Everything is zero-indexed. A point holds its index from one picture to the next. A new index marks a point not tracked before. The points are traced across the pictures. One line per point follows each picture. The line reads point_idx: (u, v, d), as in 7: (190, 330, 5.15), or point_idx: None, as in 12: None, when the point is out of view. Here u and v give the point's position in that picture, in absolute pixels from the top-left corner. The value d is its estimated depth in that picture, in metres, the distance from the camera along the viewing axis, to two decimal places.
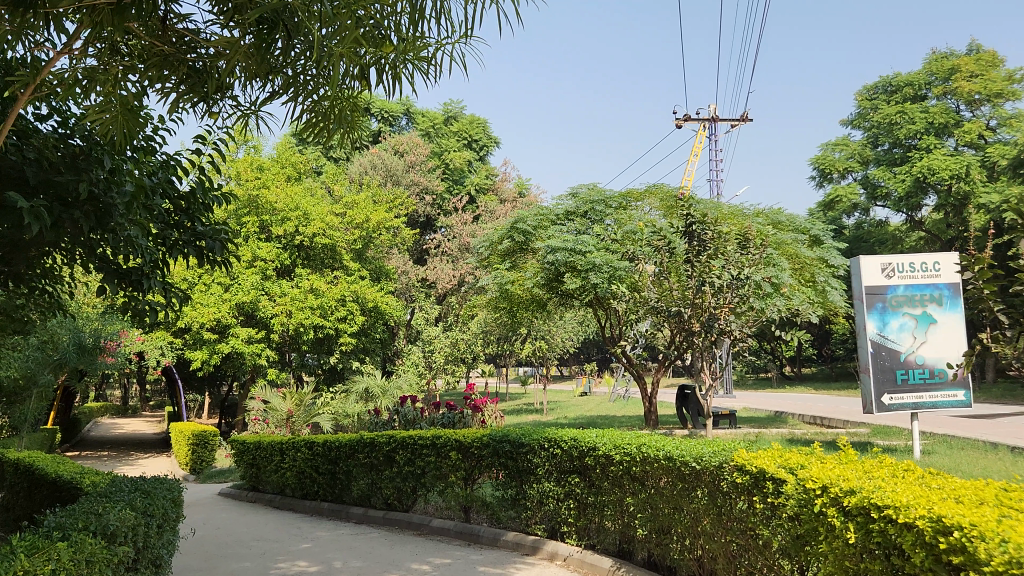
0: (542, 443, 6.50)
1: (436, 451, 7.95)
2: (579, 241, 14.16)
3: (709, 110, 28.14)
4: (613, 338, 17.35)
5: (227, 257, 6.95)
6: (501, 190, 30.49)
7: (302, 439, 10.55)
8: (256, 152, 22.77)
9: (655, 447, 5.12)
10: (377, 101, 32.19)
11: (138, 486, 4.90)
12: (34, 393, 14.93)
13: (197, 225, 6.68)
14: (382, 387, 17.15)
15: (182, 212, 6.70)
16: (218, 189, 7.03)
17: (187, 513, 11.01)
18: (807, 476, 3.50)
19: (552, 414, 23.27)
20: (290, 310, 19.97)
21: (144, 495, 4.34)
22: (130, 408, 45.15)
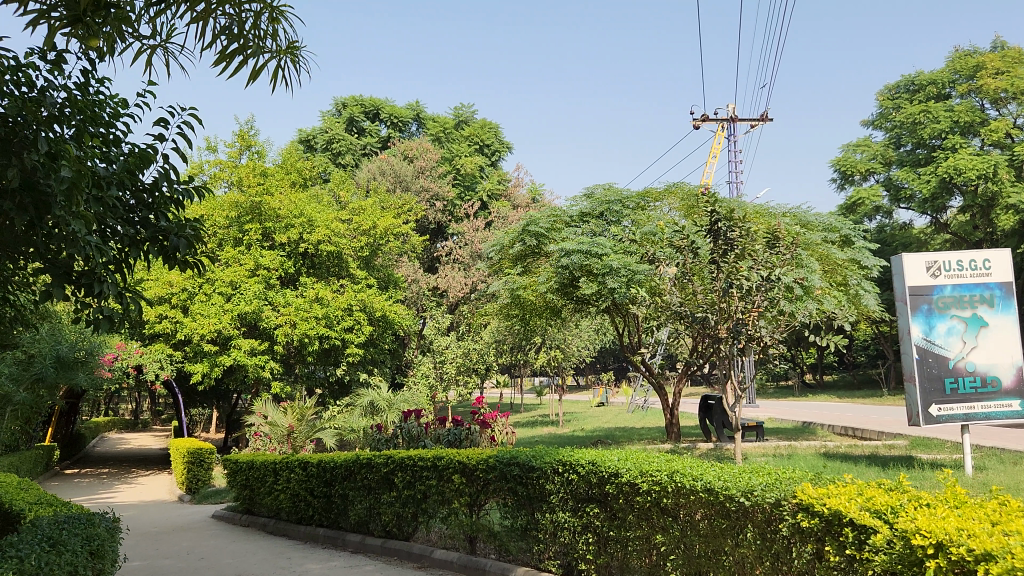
0: (556, 466, 5.65)
1: (438, 474, 7.12)
2: (594, 243, 13.27)
3: (727, 110, 27.25)
4: (632, 346, 16.49)
5: (199, 257, 6.14)
6: (513, 196, 29.70)
7: (296, 458, 9.76)
8: (260, 157, 22.16)
9: (692, 477, 4.27)
10: (387, 107, 31.55)
11: (52, 533, 4.11)
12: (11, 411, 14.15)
13: (162, 220, 5.89)
14: (388, 400, 16.36)
15: (145, 207, 5.89)
16: (188, 181, 6.24)
17: (173, 539, 10.20)
18: (913, 529, 2.71)
19: (567, 427, 22.40)
20: (294, 320, 19.16)
21: (48, 552, 3.68)
22: (141, 424, 44.91)
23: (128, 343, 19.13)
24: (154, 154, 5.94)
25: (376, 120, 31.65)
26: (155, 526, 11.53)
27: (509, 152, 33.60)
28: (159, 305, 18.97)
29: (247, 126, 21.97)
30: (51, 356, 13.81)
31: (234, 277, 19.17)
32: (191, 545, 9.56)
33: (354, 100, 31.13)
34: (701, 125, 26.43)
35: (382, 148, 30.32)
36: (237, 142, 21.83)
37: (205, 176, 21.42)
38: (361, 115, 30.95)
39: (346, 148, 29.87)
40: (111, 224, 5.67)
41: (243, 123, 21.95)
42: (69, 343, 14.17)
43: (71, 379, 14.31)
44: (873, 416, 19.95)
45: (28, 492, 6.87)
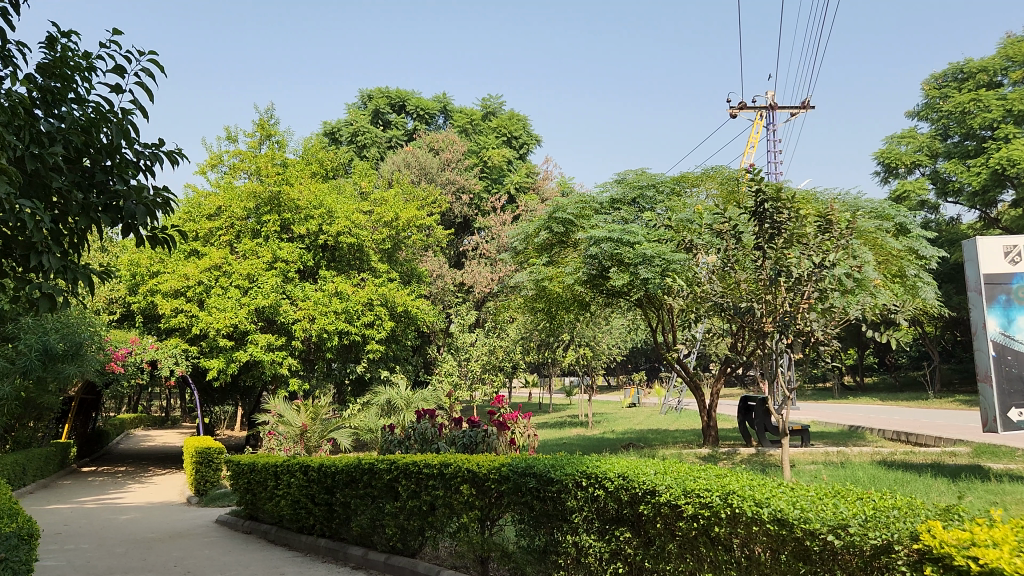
0: (579, 477, 4.68)
1: (443, 484, 6.19)
2: (626, 230, 12.29)
3: (766, 97, 26.02)
4: (666, 343, 15.44)
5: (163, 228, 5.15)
6: (543, 189, 28.66)
7: (297, 462, 8.91)
8: (281, 147, 21.45)
9: (754, 504, 3.34)
10: (413, 99, 30.75)
11: None
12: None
13: (116, 182, 4.93)
14: (406, 398, 15.51)
15: (97, 169, 4.96)
16: (148, 145, 5.33)
17: (165, 546, 9.37)
18: None
19: (598, 427, 21.33)
20: (313, 315, 18.32)
21: None
22: (170, 421, 44.93)
23: (143, 338, 18.44)
24: (104, 111, 5.07)
25: (402, 112, 30.82)
26: (152, 530, 10.72)
27: (537, 145, 32.62)
28: (174, 298, 18.25)
29: (268, 115, 21.29)
30: (37, 349, 12.67)
31: (251, 269, 18.41)
32: (182, 554, 8.72)
33: (379, 92, 30.39)
34: (738, 114, 25.19)
35: (408, 141, 29.55)
36: (257, 132, 21.13)
37: (224, 167, 20.76)
38: (387, 106, 30.18)
39: (371, 140, 29.26)
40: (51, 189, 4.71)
41: (263, 113, 21.25)
42: (57, 334, 13.05)
43: (59, 374, 13.34)
44: (925, 420, 18.62)
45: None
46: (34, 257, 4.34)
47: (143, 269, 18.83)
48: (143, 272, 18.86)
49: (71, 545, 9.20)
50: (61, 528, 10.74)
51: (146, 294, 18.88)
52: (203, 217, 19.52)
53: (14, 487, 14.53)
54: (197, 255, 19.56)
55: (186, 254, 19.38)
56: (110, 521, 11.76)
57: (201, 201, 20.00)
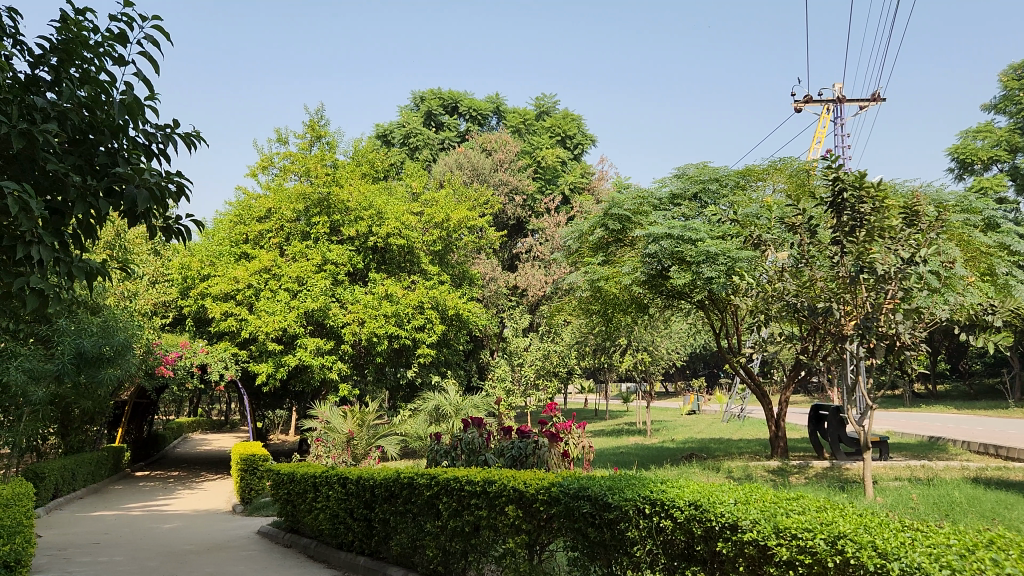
0: (640, 503, 3.93)
1: (487, 503, 5.52)
2: (687, 226, 11.48)
3: (833, 91, 24.82)
4: (730, 348, 14.54)
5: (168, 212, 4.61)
6: (598, 189, 27.88)
7: (335, 473, 8.39)
8: (331, 148, 21.15)
9: (889, 556, 2.69)
10: (465, 100, 30.29)
11: None
12: (24, 409, 11.27)
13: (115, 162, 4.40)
14: (456, 405, 14.98)
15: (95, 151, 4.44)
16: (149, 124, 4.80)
17: (200, 559, 8.92)
18: None
19: (657, 436, 20.43)
20: (362, 318, 17.86)
21: None
22: (229, 425, 45.51)
23: (193, 342, 18.23)
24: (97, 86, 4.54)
25: (454, 113, 30.37)
26: (192, 542, 10.30)
27: (592, 145, 31.80)
28: (224, 301, 18.05)
29: (318, 116, 21.04)
30: (72, 355, 10.87)
31: (301, 272, 18.04)
32: (215, 570, 8.25)
33: (432, 93, 30.00)
34: (803, 108, 24.05)
35: (460, 143, 29.13)
36: (307, 133, 20.88)
37: (275, 169, 20.55)
38: (440, 108, 29.79)
39: (424, 142, 28.98)
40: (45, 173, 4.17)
41: (313, 114, 20.99)
42: (91, 336, 11.25)
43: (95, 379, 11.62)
44: (1011, 432, 17.34)
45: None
46: (21, 248, 3.75)
47: (194, 272, 18.74)
48: (194, 276, 18.78)
49: (105, 558, 8.83)
50: (100, 538, 10.40)
51: (197, 298, 18.76)
52: (253, 220, 19.31)
53: (63, 492, 14.39)
54: (247, 258, 19.32)
55: (237, 257, 19.18)
56: (151, 530, 11.41)
57: (252, 203, 19.80)
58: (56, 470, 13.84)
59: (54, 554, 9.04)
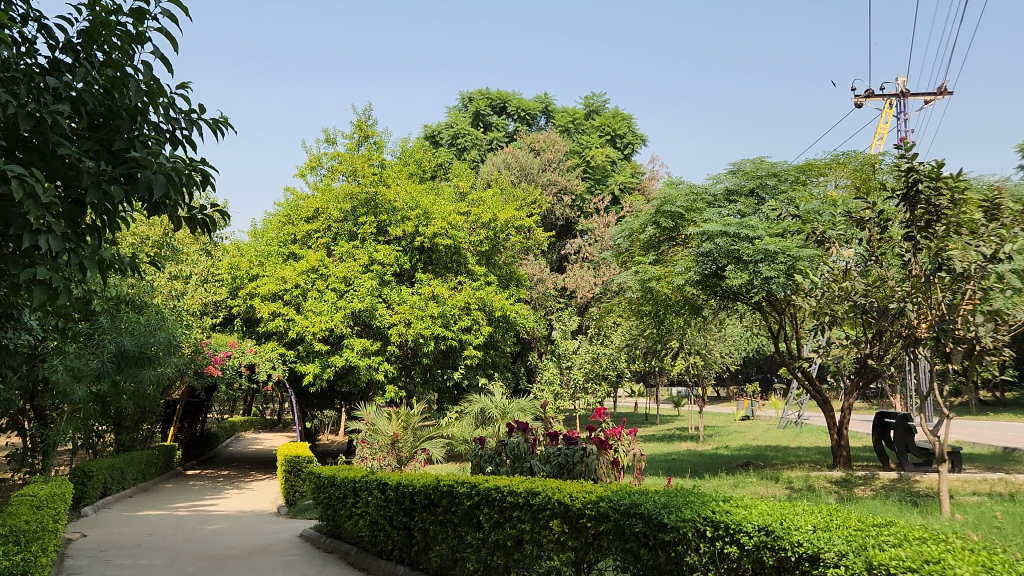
0: (702, 524, 3.49)
1: (531, 517, 5.12)
2: (744, 223, 10.91)
3: (897, 85, 23.80)
4: (789, 352, 13.86)
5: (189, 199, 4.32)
6: (648, 189, 27.25)
7: (375, 478, 8.08)
8: (378, 148, 21.00)
9: None
10: (514, 99, 29.93)
11: None
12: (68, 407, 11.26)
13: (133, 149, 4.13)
14: (502, 407, 14.61)
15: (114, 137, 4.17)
16: (170, 107, 4.53)
17: (239, 563, 8.69)
18: None
19: (710, 443, 19.75)
20: (409, 319, 17.59)
21: None
22: (279, 425, 45.89)
23: (242, 342, 18.18)
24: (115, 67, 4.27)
25: (503, 114, 30.06)
26: (233, 545, 10.10)
27: (642, 145, 31.15)
28: (271, 302, 18.00)
29: (365, 116, 20.90)
30: (111, 352, 10.77)
31: (347, 272, 17.86)
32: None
33: (480, 93, 29.73)
34: (864, 103, 23.12)
35: (509, 143, 28.80)
36: (355, 133, 20.75)
37: (322, 169, 20.46)
38: (488, 108, 29.50)
39: (472, 142, 28.71)
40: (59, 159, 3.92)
41: (361, 113, 20.87)
42: (131, 335, 11.16)
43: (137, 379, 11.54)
44: None
45: (6, 519, 5.30)
46: (26, 236, 3.49)
47: (243, 272, 18.76)
48: (242, 276, 18.78)
49: (144, 560, 8.67)
50: (142, 539, 10.29)
51: (246, 298, 18.77)
52: (301, 220, 19.24)
53: (112, 491, 14.43)
54: (295, 258, 19.25)
55: (285, 257, 19.13)
56: (194, 532, 11.28)
57: (300, 204, 19.74)
58: (104, 468, 13.87)
59: (95, 554, 8.92)
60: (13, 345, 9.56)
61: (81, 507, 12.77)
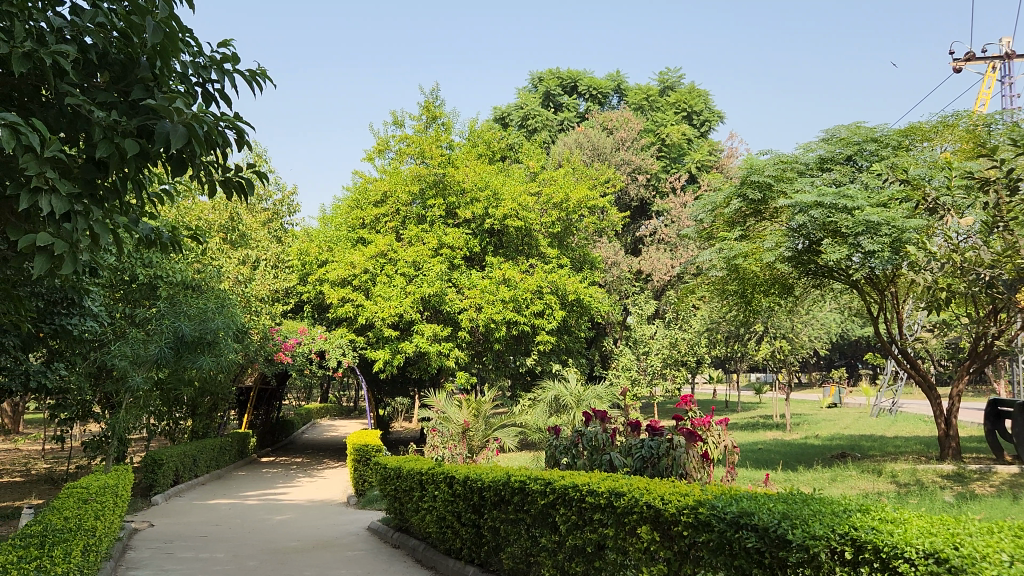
0: (839, 543, 2.78)
1: (614, 521, 4.45)
2: (841, 193, 9.87)
3: (1001, 45, 21.91)
4: (889, 334, 12.72)
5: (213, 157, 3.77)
6: (727, 167, 26.04)
7: (442, 472, 7.54)
8: (446, 130, 20.48)
9: None
10: (585, 78, 29.02)
11: None
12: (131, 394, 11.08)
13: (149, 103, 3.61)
14: (577, 395, 13.94)
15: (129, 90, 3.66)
16: (191, 54, 3.99)
17: (302, 558, 8.30)
18: None
19: (799, 432, 18.60)
20: (479, 303, 17.05)
21: None
22: (356, 412, 46.34)
23: (312, 328, 17.96)
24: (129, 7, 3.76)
25: (574, 93, 29.23)
26: (298, 537, 9.72)
27: (720, 121, 29.84)
28: (341, 287, 17.77)
29: (433, 97, 20.41)
30: (170, 336, 10.57)
31: (417, 256, 17.33)
32: (318, 570, 7.59)
33: (551, 73, 28.95)
34: (963, 67, 21.34)
35: (580, 122, 27.97)
36: (423, 115, 20.28)
37: (390, 152, 20.06)
38: (558, 88, 28.72)
39: (542, 123, 28.00)
40: (62, 112, 3.41)
41: (429, 94, 20.38)
42: (190, 319, 10.94)
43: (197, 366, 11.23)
44: None
45: (42, 515, 4.94)
46: (24, 196, 3.02)
47: (313, 258, 18.58)
48: (313, 261, 18.60)
49: (206, 553, 8.36)
50: (209, 530, 10.04)
51: (316, 284, 18.59)
52: (370, 203, 18.88)
53: (184, 478, 14.41)
54: (364, 243, 18.93)
55: (354, 242, 18.84)
56: (262, 522, 10.99)
57: (369, 187, 19.38)
58: (176, 455, 13.83)
59: (158, 547, 8.65)
60: (77, 332, 9.45)
61: (153, 495, 12.71)
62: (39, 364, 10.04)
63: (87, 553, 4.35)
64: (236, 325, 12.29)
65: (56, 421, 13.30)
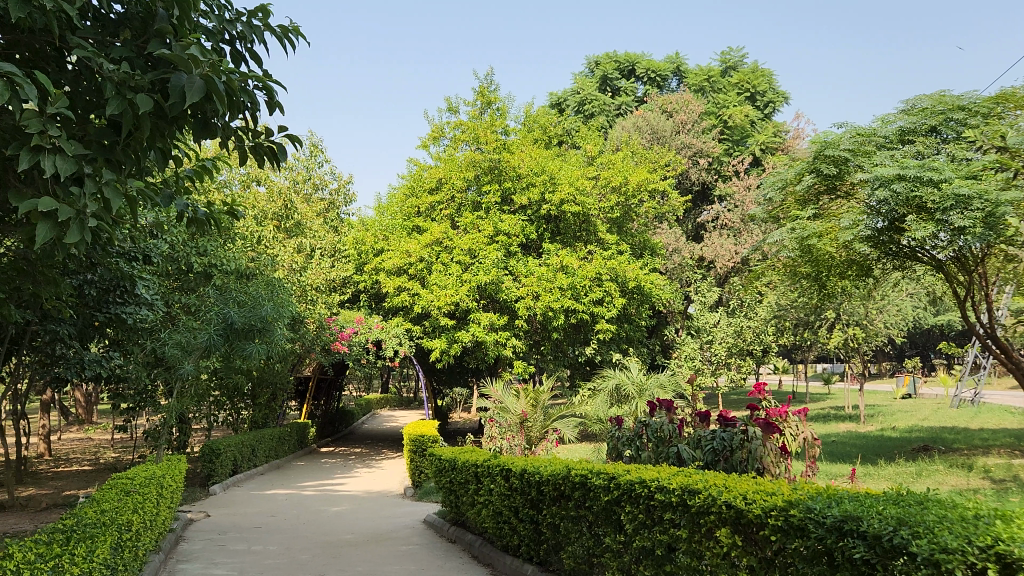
0: (979, 560, 2.28)
1: (688, 522, 3.98)
2: (926, 165, 9.12)
3: None
4: (978, 320, 11.79)
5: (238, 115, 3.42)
6: (794, 148, 24.99)
7: (499, 464, 7.14)
8: (501, 115, 20.05)
9: None
10: (643, 61, 28.23)
11: None
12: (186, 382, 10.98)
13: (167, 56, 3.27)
14: (639, 384, 13.37)
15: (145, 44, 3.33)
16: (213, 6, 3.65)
17: (355, 551, 8.01)
18: None
19: (874, 424, 17.63)
20: (536, 291, 16.60)
21: None
22: (416, 402, 46.48)
23: (369, 318, 17.79)
24: None
25: (631, 77, 28.47)
26: (353, 530, 9.46)
27: (784, 102, 28.68)
28: (397, 275, 17.53)
29: (487, 82, 19.99)
30: (219, 324, 10.41)
31: (473, 244, 16.95)
32: (370, 564, 7.29)
33: (607, 57, 28.25)
34: None
35: (639, 106, 27.23)
36: (477, 100, 19.89)
37: (445, 139, 19.74)
38: (615, 72, 28.02)
39: (600, 108, 27.36)
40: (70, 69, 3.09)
41: (483, 79, 19.98)
42: (241, 307, 10.75)
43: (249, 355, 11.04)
44: None
45: (80, 508, 4.68)
46: (24, 155, 2.70)
47: (369, 248, 18.41)
48: (368, 250, 18.43)
49: (258, 545, 8.15)
50: (264, 521, 9.86)
51: (372, 274, 18.42)
52: (425, 191, 18.60)
53: (243, 468, 14.36)
54: (420, 231, 18.66)
55: (409, 231, 18.58)
56: (319, 513, 10.78)
57: (424, 175, 19.11)
58: (234, 445, 13.78)
59: (212, 539, 8.48)
60: (131, 320, 9.36)
61: (212, 484, 12.66)
62: (96, 352, 10.03)
63: (117, 548, 4.04)
64: (289, 313, 12.11)
65: (117, 410, 13.38)
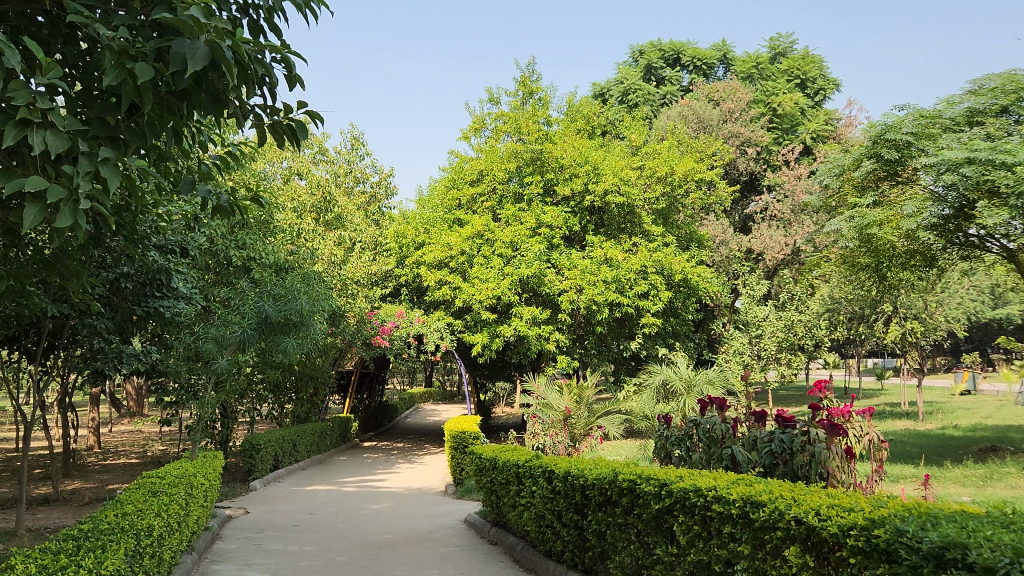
0: None
1: (750, 536, 3.58)
2: (999, 147, 8.50)
3: None
4: None
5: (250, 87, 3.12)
6: (846, 136, 24.10)
7: (541, 466, 6.79)
8: (543, 104, 19.63)
9: None
10: (689, 49, 27.52)
11: None
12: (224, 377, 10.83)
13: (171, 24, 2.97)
14: (687, 380, 12.89)
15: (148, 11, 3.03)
16: None
17: (392, 553, 7.74)
18: None
19: (934, 422, 16.83)
20: (580, 285, 16.18)
21: None
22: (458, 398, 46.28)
23: (410, 312, 17.56)
24: None
25: (677, 66, 27.78)
26: (392, 530, 9.19)
27: (836, 89, 27.71)
28: (438, 269, 17.26)
29: (530, 71, 19.59)
30: (254, 319, 10.20)
31: (514, 236, 16.62)
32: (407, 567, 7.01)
33: (652, 46, 27.59)
34: None
35: (684, 96, 26.55)
36: (519, 90, 19.52)
37: (487, 130, 19.40)
38: (660, 61, 27.35)
39: (644, 98, 26.74)
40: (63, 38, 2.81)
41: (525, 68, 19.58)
42: (278, 301, 10.56)
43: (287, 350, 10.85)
44: None
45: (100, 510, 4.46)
46: (9, 130, 2.42)
47: (410, 241, 18.17)
48: (409, 244, 18.20)
49: (294, 545, 7.94)
50: (302, 519, 9.67)
51: (413, 267, 18.19)
52: (466, 183, 18.31)
53: (284, 463, 14.23)
54: (461, 224, 18.38)
55: (450, 224, 18.31)
56: (358, 511, 10.55)
57: (465, 166, 18.82)
58: (274, 439, 13.66)
59: (248, 537, 8.29)
60: (169, 314, 9.22)
61: (252, 480, 12.53)
62: (134, 346, 9.91)
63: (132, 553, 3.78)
64: (328, 308, 11.91)
65: (159, 404, 13.35)
